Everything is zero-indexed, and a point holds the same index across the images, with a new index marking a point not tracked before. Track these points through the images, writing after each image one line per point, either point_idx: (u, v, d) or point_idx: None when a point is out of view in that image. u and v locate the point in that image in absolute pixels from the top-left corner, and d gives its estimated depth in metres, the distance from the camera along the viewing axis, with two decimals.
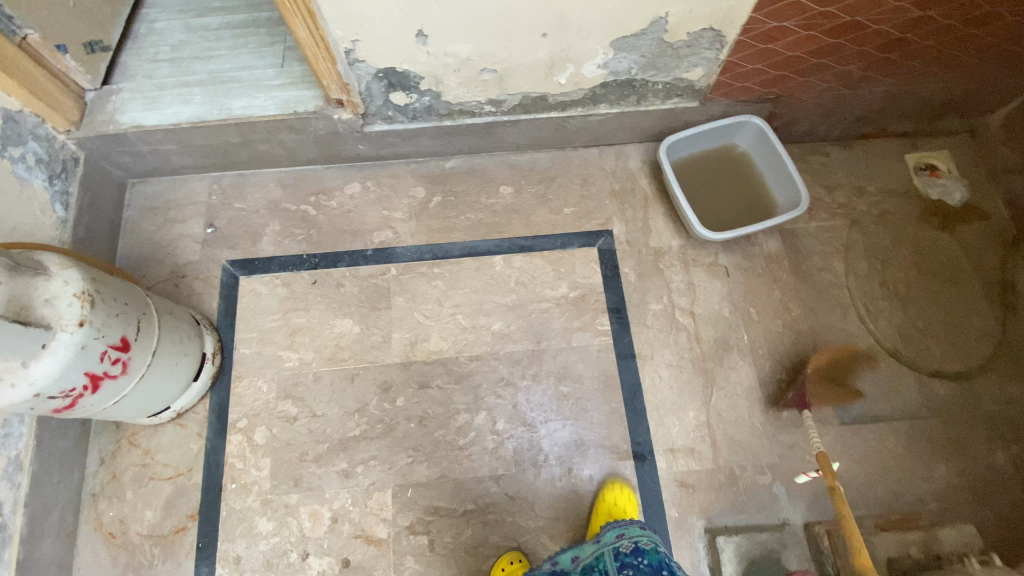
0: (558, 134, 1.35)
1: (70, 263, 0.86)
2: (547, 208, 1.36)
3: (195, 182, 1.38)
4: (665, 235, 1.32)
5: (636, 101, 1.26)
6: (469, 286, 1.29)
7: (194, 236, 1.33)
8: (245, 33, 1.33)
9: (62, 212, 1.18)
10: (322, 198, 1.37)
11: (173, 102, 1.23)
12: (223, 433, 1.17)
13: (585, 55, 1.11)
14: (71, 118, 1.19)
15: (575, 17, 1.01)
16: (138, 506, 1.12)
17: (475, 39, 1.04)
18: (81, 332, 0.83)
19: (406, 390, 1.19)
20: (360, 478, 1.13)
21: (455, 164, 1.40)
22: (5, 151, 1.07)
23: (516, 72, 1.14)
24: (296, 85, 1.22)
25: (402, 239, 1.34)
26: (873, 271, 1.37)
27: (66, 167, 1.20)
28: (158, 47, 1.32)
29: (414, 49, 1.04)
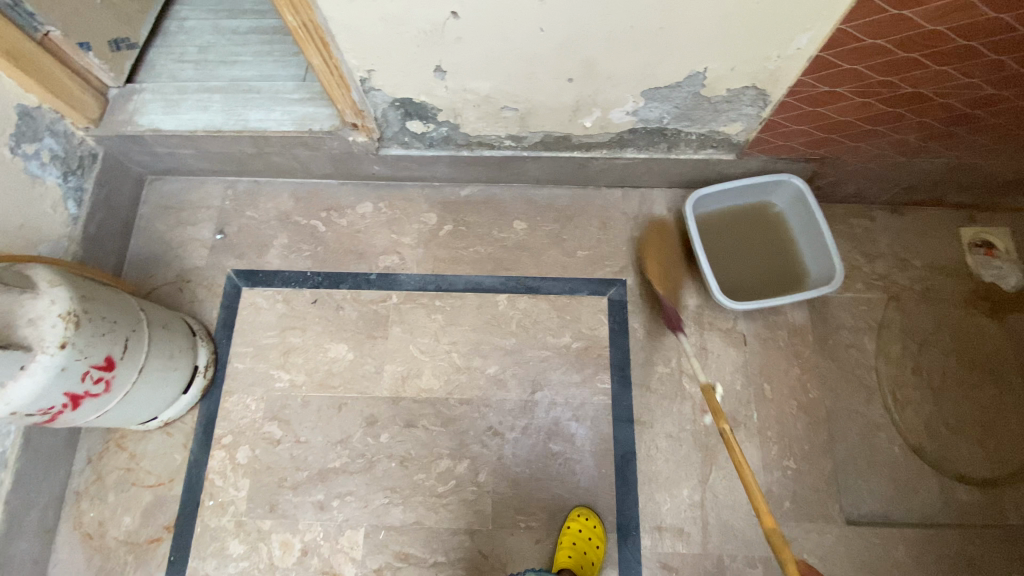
0: (581, 172, 1.28)
1: (60, 281, 0.86)
2: (560, 249, 1.30)
3: (210, 185, 1.37)
4: (683, 292, 1.23)
5: (666, 149, 1.18)
6: (469, 323, 1.24)
7: (203, 240, 1.33)
8: (272, 40, 1.31)
9: (74, 208, 1.19)
10: (333, 215, 1.34)
11: (192, 108, 1.21)
12: (207, 447, 1.16)
13: (613, 101, 1.03)
14: (91, 115, 1.20)
15: (603, 66, 0.94)
16: (118, 510, 1.13)
17: (495, 78, 0.98)
18: (61, 354, 0.82)
19: (393, 426, 1.17)
20: (334, 513, 1.11)
21: (470, 192, 1.35)
22: (19, 147, 1.08)
23: (538, 111, 1.08)
24: (314, 101, 1.19)
25: (408, 266, 1.30)
26: (906, 355, 1.26)
27: (83, 163, 1.21)
28: (185, 47, 1.31)
29: (432, 83, 1.00)
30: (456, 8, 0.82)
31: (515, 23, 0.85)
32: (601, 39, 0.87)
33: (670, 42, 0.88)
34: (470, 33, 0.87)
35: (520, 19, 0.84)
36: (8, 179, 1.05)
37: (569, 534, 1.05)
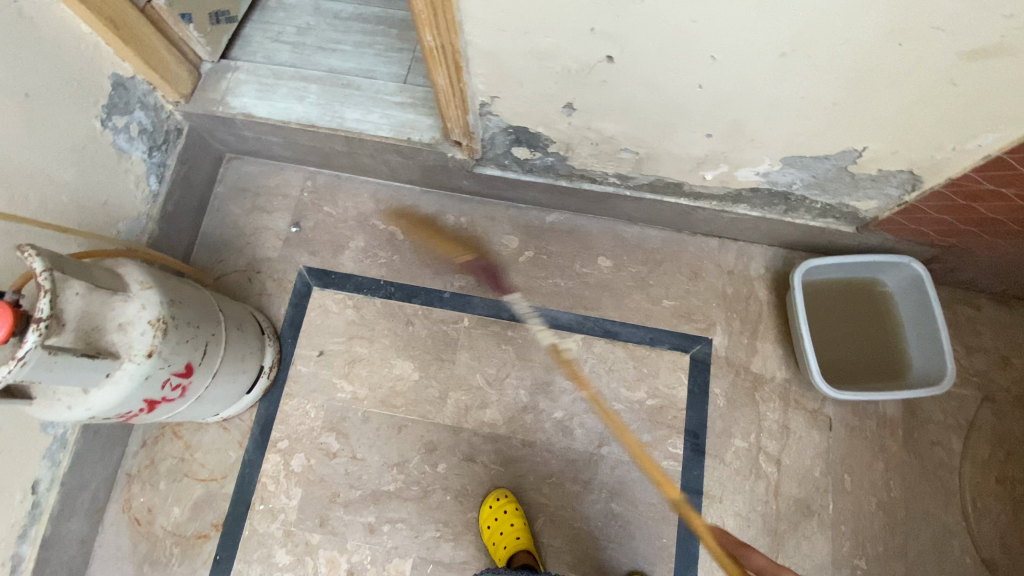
0: (681, 219, 1.20)
1: (151, 284, 0.82)
2: (645, 295, 1.22)
3: (289, 173, 1.32)
4: (771, 362, 1.16)
5: (783, 212, 1.09)
6: (541, 361, 1.19)
7: (277, 231, 1.28)
8: (375, 32, 1.23)
9: (155, 185, 1.14)
10: (412, 223, 1.28)
11: (287, 96, 1.14)
12: (262, 449, 1.14)
13: (747, 161, 0.94)
14: (183, 92, 1.13)
15: (753, 130, 0.85)
16: (168, 499, 1.12)
17: (627, 123, 0.90)
18: (147, 363, 0.79)
19: (450, 457, 1.13)
20: (383, 538, 1.09)
21: (556, 219, 1.28)
22: (109, 119, 1.03)
23: (660, 158, 0.99)
24: (416, 108, 1.12)
25: (483, 288, 1.25)
26: (992, 462, 1.16)
27: (169, 138, 1.16)
28: (284, 27, 1.24)
29: (556, 118, 0.92)
30: (614, 53, 0.74)
31: (674, 77, 0.76)
32: (762, 105, 0.79)
33: (837, 118, 0.79)
34: (619, 78, 0.79)
35: (680, 74, 0.75)
36: (96, 153, 1.01)
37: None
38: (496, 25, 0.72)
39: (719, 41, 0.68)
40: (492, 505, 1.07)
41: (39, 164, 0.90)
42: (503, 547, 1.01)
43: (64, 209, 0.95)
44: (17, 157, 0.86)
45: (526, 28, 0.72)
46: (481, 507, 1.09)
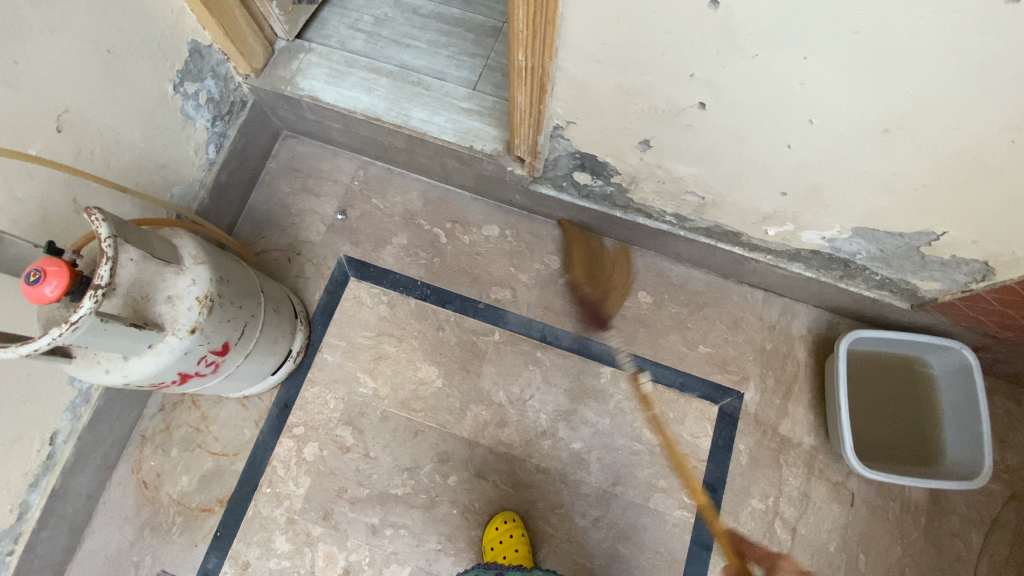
0: (731, 266, 1.17)
1: (203, 259, 0.82)
2: (682, 337, 1.20)
3: (343, 159, 1.31)
4: (800, 427, 1.14)
5: (838, 278, 1.06)
6: (566, 388, 1.17)
7: (323, 217, 1.28)
8: (452, 33, 1.22)
9: (213, 154, 1.14)
10: (457, 228, 1.27)
11: (357, 85, 1.14)
12: (277, 432, 1.14)
13: (815, 223, 0.91)
14: (254, 66, 1.12)
15: (831, 195, 0.82)
16: (177, 468, 1.11)
17: (700, 167, 0.88)
18: (189, 339, 0.78)
19: (462, 470, 1.12)
20: (384, 541, 1.08)
21: (602, 247, 1.26)
22: (181, 85, 1.03)
23: (725, 207, 0.97)
24: (482, 116, 1.11)
25: (519, 305, 1.23)
26: (1011, 564, 1.10)
27: (232, 109, 1.15)
28: (361, 15, 1.23)
29: (628, 151, 0.90)
30: (707, 101, 0.72)
31: (764, 133, 0.74)
32: (848, 174, 0.76)
33: (925, 198, 0.76)
34: (706, 125, 0.77)
35: (771, 132, 0.73)
36: (164, 116, 1.00)
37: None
38: (594, 56, 0.71)
39: (824, 106, 0.66)
40: (498, 526, 1.05)
41: (110, 121, 0.90)
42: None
43: (125, 168, 0.94)
44: (90, 111, 0.86)
45: (624, 63, 0.70)
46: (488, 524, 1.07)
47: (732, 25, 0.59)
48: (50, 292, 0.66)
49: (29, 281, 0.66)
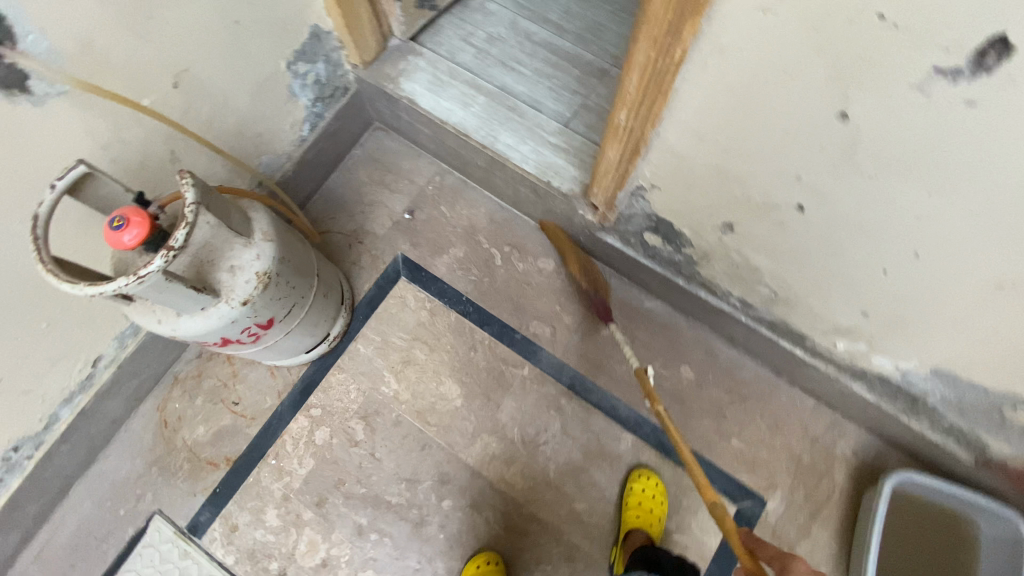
0: (785, 365, 1.10)
1: (271, 237, 0.85)
2: (714, 423, 1.14)
3: (423, 162, 1.34)
4: (818, 553, 1.05)
5: (899, 410, 0.95)
6: (582, 443, 1.13)
7: (391, 212, 1.30)
8: (558, 65, 1.22)
9: (306, 131, 1.19)
10: (514, 254, 1.26)
11: (455, 98, 1.16)
12: (296, 408, 1.16)
13: (891, 351, 0.84)
14: (365, 59, 1.16)
15: (917, 331, 0.76)
16: (198, 417, 1.16)
17: (780, 263, 0.83)
18: (239, 310, 0.81)
19: (458, 496, 1.10)
20: (367, 544, 1.07)
21: (654, 309, 1.22)
22: (295, 64, 1.06)
23: (796, 308, 0.91)
24: (568, 154, 1.10)
25: (555, 345, 1.20)
26: None
27: (334, 94, 1.20)
28: (476, 30, 1.25)
29: (708, 229, 0.87)
30: (807, 205, 0.68)
31: (860, 251, 0.69)
32: (943, 316, 0.70)
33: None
34: (800, 227, 0.72)
35: (868, 252, 0.68)
36: (273, 90, 1.04)
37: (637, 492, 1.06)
38: (698, 133, 0.68)
39: (934, 244, 0.61)
40: (479, 565, 1.03)
41: (225, 87, 0.94)
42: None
43: (225, 131, 0.98)
44: (206, 75, 0.89)
45: (729, 147, 0.67)
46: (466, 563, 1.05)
47: (858, 141, 0.55)
48: (129, 239, 0.70)
49: (113, 225, 0.69)
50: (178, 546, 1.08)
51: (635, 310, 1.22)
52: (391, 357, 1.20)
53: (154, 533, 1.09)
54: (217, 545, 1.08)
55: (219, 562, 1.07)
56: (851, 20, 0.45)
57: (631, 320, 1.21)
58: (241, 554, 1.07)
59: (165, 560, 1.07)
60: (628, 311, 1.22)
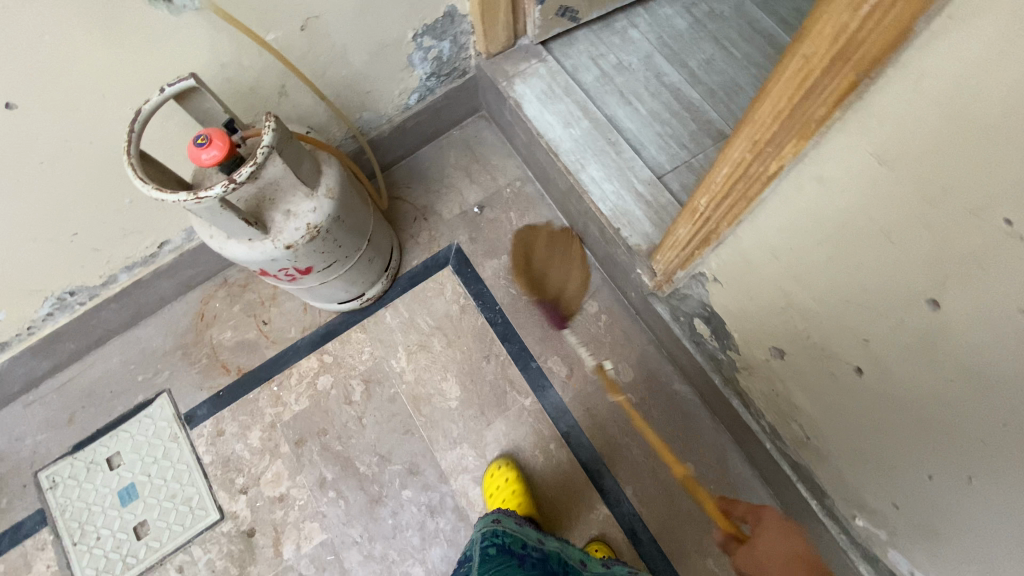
0: (795, 509, 0.99)
1: (333, 194, 0.88)
2: (695, 534, 1.05)
3: (511, 163, 1.34)
4: None
5: None
6: (554, 493, 1.09)
7: (463, 200, 1.31)
8: (678, 114, 1.15)
9: (413, 101, 1.21)
10: (562, 284, 1.23)
11: (560, 115, 1.13)
12: (311, 348, 1.22)
13: (913, 556, 0.73)
14: (490, 49, 1.16)
15: (947, 553, 0.65)
16: (229, 322, 1.25)
17: (820, 411, 0.74)
18: (280, 252, 0.84)
19: (419, 491, 1.11)
20: (322, 498, 1.11)
21: (680, 393, 1.14)
22: (421, 38, 1.07)
23: (823, 461, 0.81)
24: (648, 209, 1.04)
25: (567, 388, 1.16)
26: None
27: (451, 74, 1.21)
28: (609, 54, 1.20)
29: (756, 344, 0.79)
30: (865, 370, 0.59)
31: (910, 442, 0.60)
32: (980, 553, 0.59)
33: None
34: (851, 387, 0.64)
35: (915, 444, 0.59)
36: (393, 55, 1.06)
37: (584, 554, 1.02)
38: (775, 251, 0.61)
39: (990, 475, 0.51)
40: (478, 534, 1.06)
41: (347, 40, 0.96)
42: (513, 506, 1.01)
43: (336, 81, 1.02)
44: (334, 27, 0.93)
45: (803, 278, 0.60)
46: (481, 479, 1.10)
47: (940, 336, 0.47)
48: (206, 158, 0.74)
49: (196, 142, 0.74)
50: (171, 427, 1.18)
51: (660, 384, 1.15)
52: (410, 336, 1.22)
53: (157, 407, 1.19)
54: (202, 440, 1.17)
55: (198, 456, 1.16)
56: (974, 210, 0.38)
57: (651, 394, 1.14)
58: (217, 457, 1.15)
59: (156, 435, 1.18)
60: (652, 382, 1.15)
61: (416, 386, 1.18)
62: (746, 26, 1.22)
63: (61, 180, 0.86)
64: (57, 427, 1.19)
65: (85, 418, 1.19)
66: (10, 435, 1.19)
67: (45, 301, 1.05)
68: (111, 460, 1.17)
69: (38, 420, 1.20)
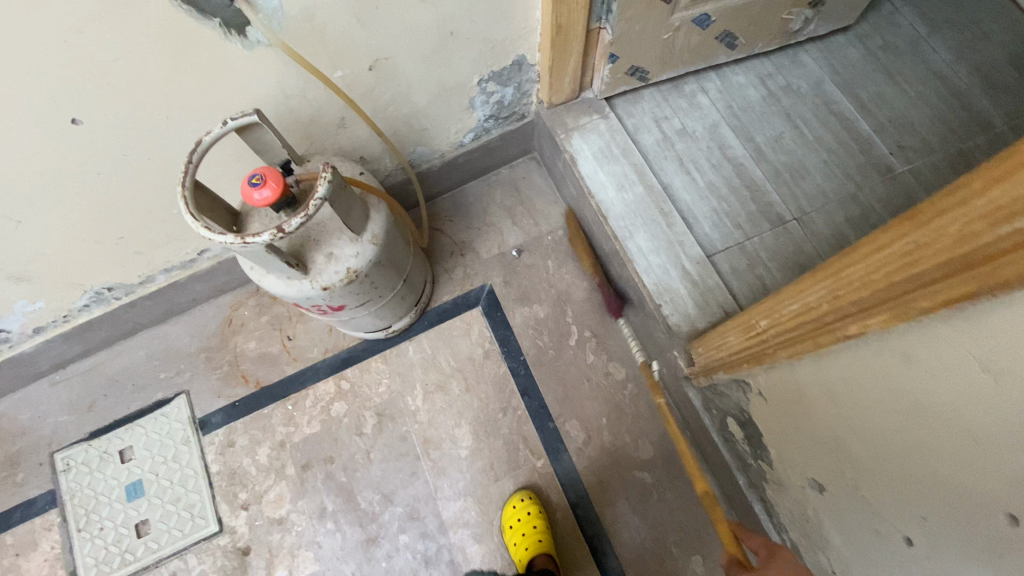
0: None
1: (377, 241, 0.86)
2: None
3: (557, 211, 1.31)
4: None
5: None
6: None
7: (503, 242, 1.29)
8: (737, 191, 1.10)
9: (468, 139, 1.19)
10: (591, 345, 1.19)
11: (615, 176, 1.10)
12: (331, 371, 1.21)
13: None
14: (553, 100, 1.13)
15: None
16: (255, 332, 1.25)
17: (852, 559, 0.68)
18: (317, 292, 0.83)
19: (417, 538, 1.09)
20: (320, 528, 1.11)
21: (698, 480, 1.09)
22: (486, 82, 1.06)
23: None
24: (694, 291, 1.00)
25: (581, 454, 1.12)
26: None
27: (509, 117, 1.19)
28: (674, 118, 1.17)
29: (793, 467, 0.74)
30: (914, 546, 0.54)
31: None
32: None
33: None
34: (893, 555, 0.58)
35: None
36: (455, 97, 1.05)
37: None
38: (835, 396, 0.57)
39: None
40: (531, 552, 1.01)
41: (412, 81, 0.95)
42: (524, 549, 1.01)
43: (394, 117, 1.01)
44: (401, 69, 0.91)
45: (860, 431, 0.56)
46: (502, 508, 1.09)
47: (1002, 549, 0.41)
48: (258, 198, 0.73)
49: (251, 181, 0.73)
50: (185, 430, 1.18)
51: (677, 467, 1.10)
52: (430, 374, 1.20)
53: (174, 407, 1.20)
54: (212, 448, 1.17)
55: (206, 463, 1.16)
56: None
57: (667, 476, 1.10)
58: (224, 468, 1.15)
59: (169, 435, 1.18)
60: (670, 464, 1.11)
61: (428, 428, 1.16)
62: (822, 106, 1.17)
63: (114, 189, 0.86)
64: (76, 411, 1.20)
65: (104, 407, 1.21)
66: (30, 411, 1.21)
67: (83, 294, 1.06)
68: (123, 453, 1.17)
69: (58, 402, 1.21)
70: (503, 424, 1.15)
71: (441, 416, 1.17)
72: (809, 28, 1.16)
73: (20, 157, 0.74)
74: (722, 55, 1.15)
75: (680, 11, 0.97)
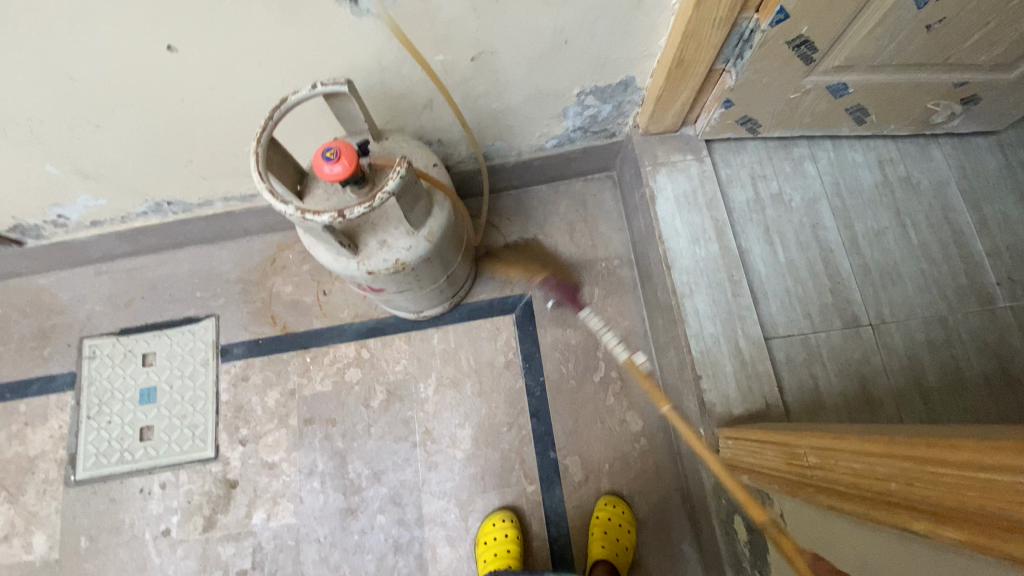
0: None
1: (432, 238, 0.83)
2: None
3: (619, 238, 1.24)
4: None
5: None
6: None
7: (556, 256, 1.24)
8: (817, 277, 1.02)
9: (550, 144, 1.13)
10: (615, 386, 1.15)
11: (691, 226, 1.03)
12: (354, 336, 1.21)
13: None
14: (649, 129, 1.05)
15: None
16: (293, 277, 1.25)
17: None
18: (360, 275, 0.82)
19: (393, 522, 1.10)
20: (304, 484, 1.13)
21: (684, 554, 1.06)
22: (586, 95, 0.99)
23: None
24: (739, 371, 0.93)
25: (573, 492, 1.10)
26: None
27: (599, 132, 1.12)
28: (772, 180, 1.08)
29: None
30: None
31: None
32: None
33: None
34: None
35: None
36: (550, 102, 0.99)
37: (598, 523, 1.04)
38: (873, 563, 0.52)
39: None
40: (490, 540, 1.04)
41: (512, 79, 0.90)
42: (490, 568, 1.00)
43: (483, 109, 0.96)
44: (503, 64, 0.86)
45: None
46: (482, 521, 1.08)
47: None
48: (328, 171, 0.71)
49: (325, 154, 0.71)
50: (206, 352, 1.21)
51: (666, 536, 1.07)
52: (448, 367, 1.18)
53: (202, 327, 1.23)
54: (226, 377, 1.20)
55: (218, 390, 1.19)
56: None
57: (653, 541, 1.07)
58: (232, 399, 1.18)
59: (190, 353, 1.21)
60: (659, 530, 1.07)
61: (433, 420, 1.15)
62: (938, 210, 1.05)
63: (192, 116, 0.85)
64: (113, 305, 1.25)
65: (139, 308, 1.24)
66: (72, 292, 1.26)
67: (143, 202, 1.08)
68: (145, 357, 1.21)
69: (99, 291, 1.26)
70: (505, 438, 1.14)
71: (448, 413, 1.16)
72: (952, 123, 1.04)
73: (112, 69, 0.74)
74: (847, 127, 1.04)
75: (817, 74, 0.88)
